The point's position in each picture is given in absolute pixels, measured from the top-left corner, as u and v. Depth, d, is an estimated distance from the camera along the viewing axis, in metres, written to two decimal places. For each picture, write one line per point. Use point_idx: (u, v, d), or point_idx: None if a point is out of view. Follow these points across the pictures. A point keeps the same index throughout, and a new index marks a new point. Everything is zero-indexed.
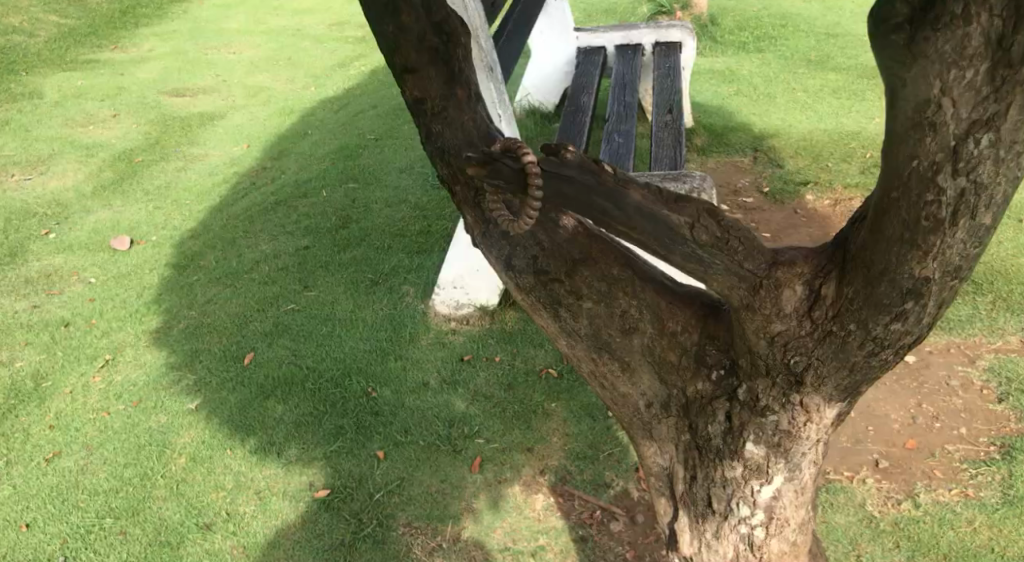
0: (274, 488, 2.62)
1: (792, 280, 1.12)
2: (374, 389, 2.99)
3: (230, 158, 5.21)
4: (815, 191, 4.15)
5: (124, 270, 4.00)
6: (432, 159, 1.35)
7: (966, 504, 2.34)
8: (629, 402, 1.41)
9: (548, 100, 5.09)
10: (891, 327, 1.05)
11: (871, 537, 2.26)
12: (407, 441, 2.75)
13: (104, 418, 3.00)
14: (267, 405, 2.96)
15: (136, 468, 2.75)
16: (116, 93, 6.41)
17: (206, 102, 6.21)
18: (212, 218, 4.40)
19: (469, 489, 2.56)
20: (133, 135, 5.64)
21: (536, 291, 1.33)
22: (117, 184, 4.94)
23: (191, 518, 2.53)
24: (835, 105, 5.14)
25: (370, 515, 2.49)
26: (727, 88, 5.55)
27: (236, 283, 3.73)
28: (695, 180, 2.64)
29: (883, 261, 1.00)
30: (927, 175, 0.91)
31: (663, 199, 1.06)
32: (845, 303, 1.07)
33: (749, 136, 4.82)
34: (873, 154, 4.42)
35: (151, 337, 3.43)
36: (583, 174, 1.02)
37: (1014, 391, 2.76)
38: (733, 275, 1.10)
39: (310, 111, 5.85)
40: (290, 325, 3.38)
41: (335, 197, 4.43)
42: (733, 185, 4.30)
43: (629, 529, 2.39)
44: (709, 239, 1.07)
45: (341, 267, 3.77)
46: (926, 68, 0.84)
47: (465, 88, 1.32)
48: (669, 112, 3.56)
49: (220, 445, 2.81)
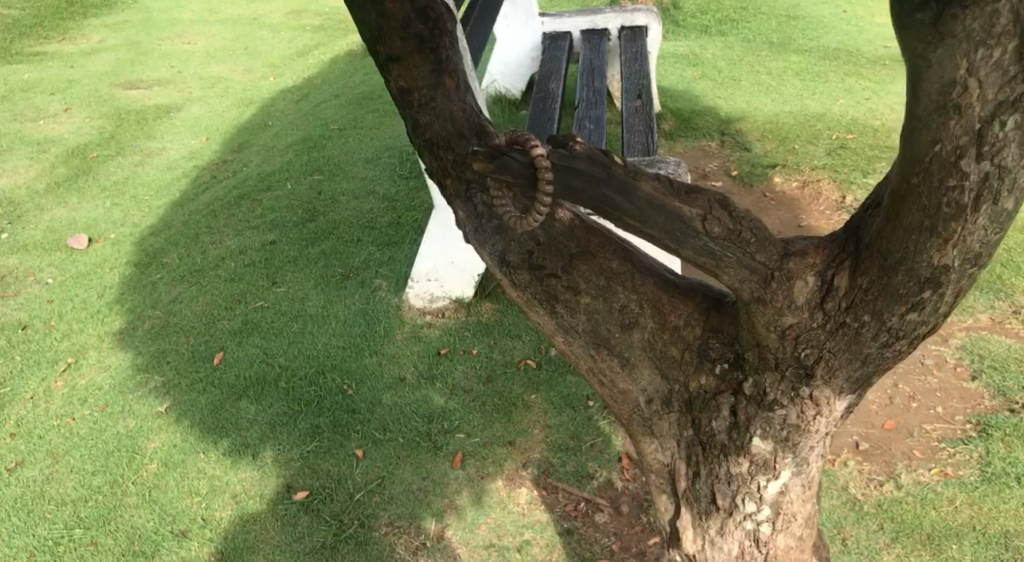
0: (250, 491, 2.53)
1: (805, 271, 1.08)
2: (351, 387, 2.91)
3: (189, 151, 5.02)
4: (783, 173, 4.16)
5: (83, 270, 3.83)
6: (421, 152, 1.29)
7: (946, 482, 2.36)
8: (628, 399, 1.36)
9: (515, 86, 5.02)
10: (907, 317, 1.02)
11: (856, 520, 2.27)
12: (386, 439, 2.68)
13: (69, 424, 2.86)
14: (240, 405, 2.85)
15: (106, 475, 2.63)
16: (66, 85, 6.14)
17: (161, 93, 5.99)
18: (174, 214, 4.23)
19: (451, 485, 2.50)
20: (86, 129, 5.41)
21: (532, 287, 1.27)
22: (71, 180, 4.73)
23: (166, 525, 2.43)
24: (798, 87, 5.16)
25: (352, 515, 2.42)
26: (692, 72, 5.54)
27: (201, 281, 3.59)
28: (669, 166, 2.64)
29: (900, 249, 0.97)
30: (950, 159, 0.88)
31: (674, 191, 1.00)
32: (859, 293, 1.04)
33: (716, 119, 4.81)
34: (839, 136, 4.45)
35: (115, 339, 3.29)
36: (592, 166, 0.96)
37: (987, 368, 2.80)
38: (744, 267, 1.05)
39: (270, 101, 5.68)
40: (259, 323, 3.26)
41: (300, 190, 4.30)
42: (701, 170, 4.29)
43: (613, 520, 2.36)
44: (721, 231, 1.02)
45: (310, 261, 3.65)
46: (954, 48, 0.80)
47: (454, 77, 1.26)
48: (639, 97, 3.51)
49: (192, 448, 2.70)
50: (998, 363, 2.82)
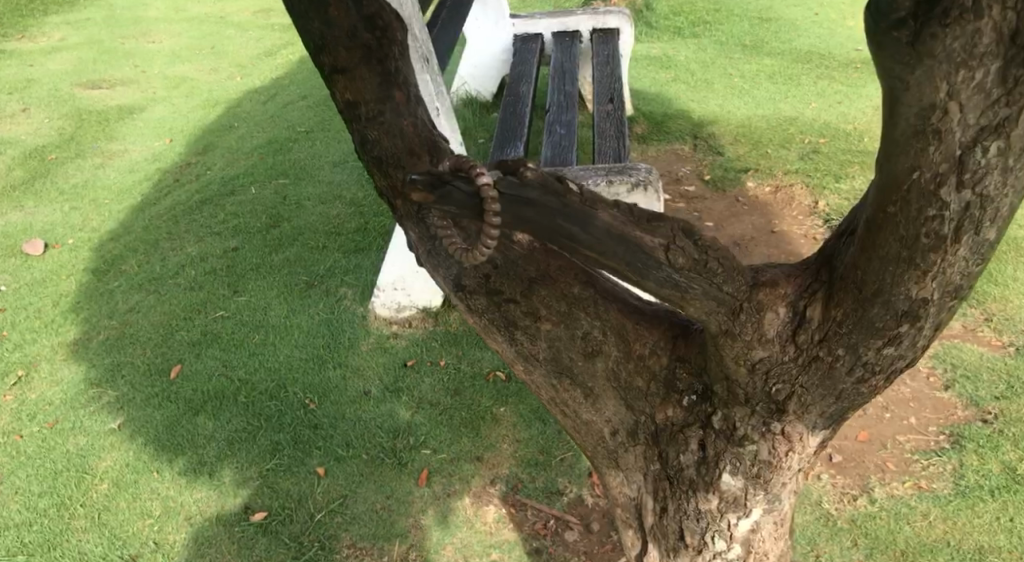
0: (206, 512, 2.38)
1: (776, 302, 1.03)
2: (313, 401, 2.79)
3: (152, 153, 4.86)
4: (756, 177, 4.13)
5: (38, 277, 3.67)
6: (369, 168, 1.21)
7: (920, 497, 2.33)
8: (593, 430, 1.30)
9: (485, 89, 4.95)
10: (883, 350, 0.98)
11: (830, 536, 2.22)
12: (349, 456, 2.57)
13: (16, 441, 2.70)
14: (198, 421, 2.70)
15: (53, 496, 2.47)
16: (25, 84, 5.93)
17: (124, 93, 5.80)
18: (134, 218, 4.09)
19: (416, 504, 2.41)
20: (44, 130, 5.22)
21: (489, 313, 1.20)
22: (28, 184, 4.56)
23: (116, 550, 2.27)
24: (771, 91, 5.14)
25: (312, 537, 2.30)
26: (665, 74, 5.49)
27: (160, 289, 3.45)
28: (640, 173, 2.56)
29: (876, 280, 0.92)
30: (929, 188, 0.82)
31: (636, 219, 0.93)
32: (833, 326, 0.99)
33: (689, 123, 4.77)
34: (812, 140, 4.43)
35: (68, 350, 3.13)
36: (545, 196, 0.86)
37: (959, 378, 2.77)
38: (712, 300, 0.98)
39: (236, 102, 5.53)
40: (219, 334, 3.12)
41: (264, 194, 4.17)
42: (674, 174, 4.25)
43: (583, 538, 2.29)
44: (687, 262, 0.95)
45: (273, 269, 3.53)
46: (933, 68, 0.73)
47: (404, 90, 1.18)
48: (610, 101, 3.44)
49: (146, 467, 2.54)
50: (970, 371, 2.79)
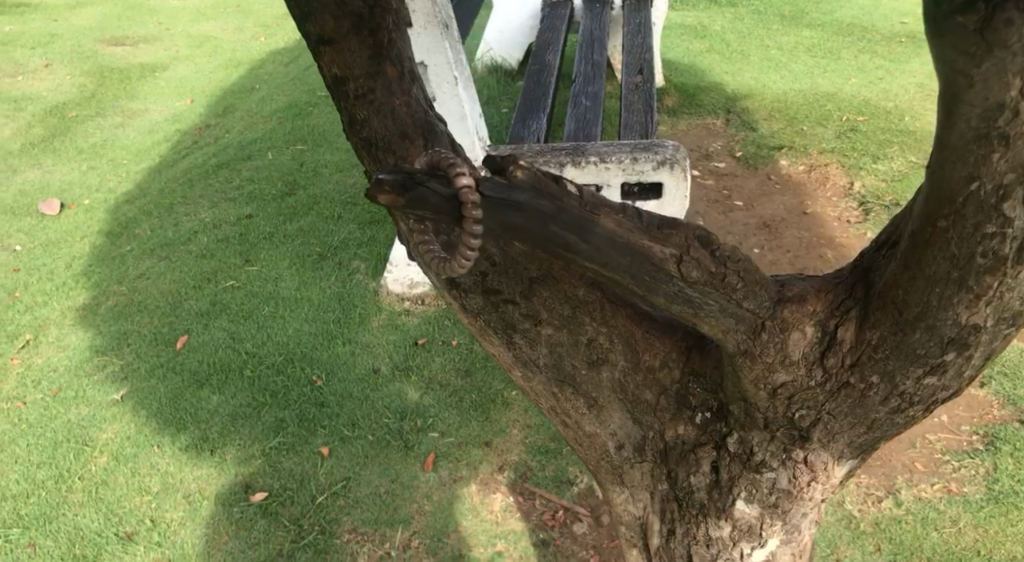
0: (205, 491, 2.33)
1: (802, 321, 0.93)
2: (320, 377, 2.69)
3: (172, 114, 4.79)
4: (790, 156, 3.93)
5: (53, 237, 3.65)
6: (357, 151, 1.12)
7: (949, 501, 2.20)
8: (596, 443, 1.22)
9: (512, 56, 4.76)
10: (923, 381, 0.88)
11: (851, 540, 2.11)
12: (354, 437, 2.47)
13: (19, 409, 2.68)
14: (201, 395, 2.64)
15: (51, 468, 2.45)
16: (48, 39, 5.88)
17: (147, 51, 5.72)
18: (150, 181, 4.03)
19: (421, 489, 2.31)
20: (66, 87, 5.18)
21: (484, 314, 1.08)
22: (47, 141, 4.53)
23: (111, 527, 2.25)
24: (810, 64, 4.90)
25: (312, 520, 2.23)
26: (700, 45, 5.25)
27: (171, 256, 3.39)
28: (667, 151, 2.41)
29: (920, 303, 0.81)
30: (989, 202, 0.69)
31: (645, 226, 0.82)
32: (868, 350, 0.89)
33: (723, 96, 4.56)
34: (850, 118, 4.20)
35: (77, 315, 3.10)
36: (537, 199, 0.76)
37: (998, 375, 2.61)
38: (730, 317, 0.89)
39: (259, 63, 5.42)
40: (228, 304, 3.05)
41: (281, 160, 4.07)
42: (704, 150, 4.07)
43: (593, 531, 2.18)
44: (701, 276, 0.85)
45: (287, 239, 3.44)
46: (1004, 62, 0.60)
47: (397, 65, 1.07)
48: (640, 73, 3.26)
49: (147, 442, 2.51)
50: (1009, 369, 2.63)
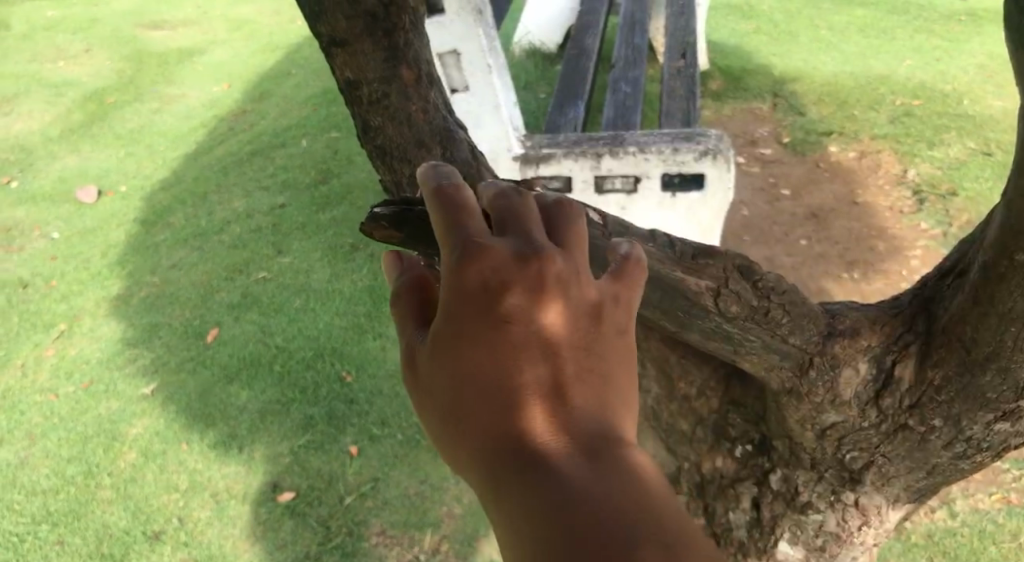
0: (232, 490, 2.33)
1: (855, 356, 1.00)
2: (349, 374, 2.64)
3: (209, 99, 4.79)
4: (840, 142, 3.73)
5: (90, 225, 3.68)
6: (373, 160, 1.06)
7: (1010, 513, 2.04)
8: None
9: (550, 39, 4.63)
10: (994, 426, 0.91)
11: (901, 553, 1.98)
12: (383, 435, 2.42)
13: (51, 401, 2.71)
14: (230, 390, 2.63)
15: (80, 464, 2.47)
16: (90, 24, 5.94)
17: (185, 35, 5.72)
18: (185, 168, 4.04)
19: (450, 491, 2.25)
20: (105, 72, 5.23)
21: None
22: (86, 127, 4.58)
23: (139, 526, 2.27)
24: (863, 45, 4.65)
25: (339, 522, 2.19)
26: (747, 25, 5.04)
27: (203, 246, 3.38)
28: (709, 140, 2.27)
29: (992, 342, 0.82)
30: None
31: (677, 256, 0.93)
32: (929, 392, 0.94)
33: (770, 79, 4.35)
34: (904, 102, 3.97)
35: (111, 306, 3.12)
36: None
37: None
38: (774, 352, 0.98)
39: (295, 46, 5.36)
40: (259, 296, 3.03)
41: (315, 148, 4.02)
42: (750, 136, 3.89)
43: None
44: (740, 310, 0.94)
45: (319, 228, 3.38)
46: None
47: (414, 68, 0.98)
48: (682, 57, 3.10)
49: (174, 438, 2.50)
50: None
